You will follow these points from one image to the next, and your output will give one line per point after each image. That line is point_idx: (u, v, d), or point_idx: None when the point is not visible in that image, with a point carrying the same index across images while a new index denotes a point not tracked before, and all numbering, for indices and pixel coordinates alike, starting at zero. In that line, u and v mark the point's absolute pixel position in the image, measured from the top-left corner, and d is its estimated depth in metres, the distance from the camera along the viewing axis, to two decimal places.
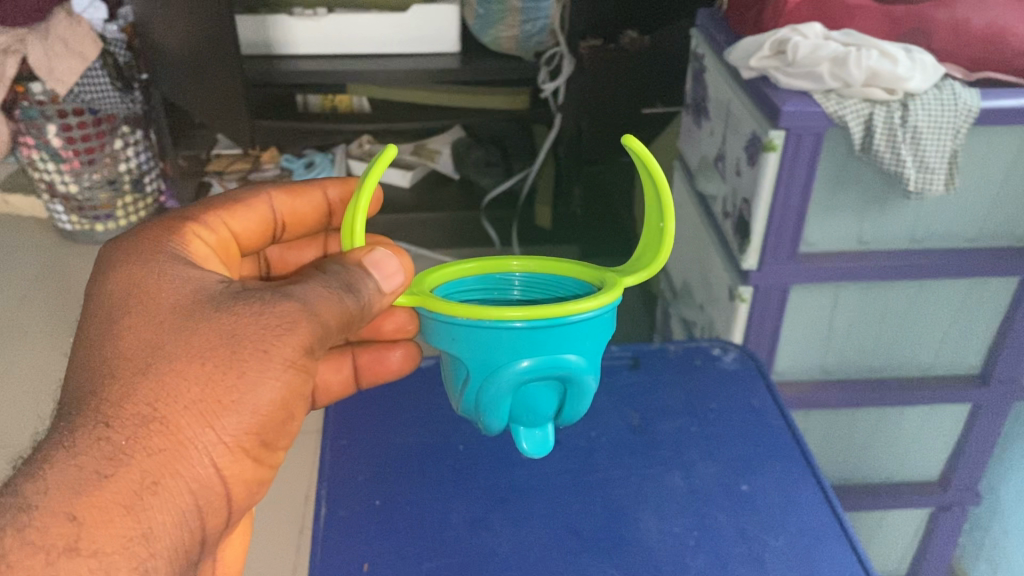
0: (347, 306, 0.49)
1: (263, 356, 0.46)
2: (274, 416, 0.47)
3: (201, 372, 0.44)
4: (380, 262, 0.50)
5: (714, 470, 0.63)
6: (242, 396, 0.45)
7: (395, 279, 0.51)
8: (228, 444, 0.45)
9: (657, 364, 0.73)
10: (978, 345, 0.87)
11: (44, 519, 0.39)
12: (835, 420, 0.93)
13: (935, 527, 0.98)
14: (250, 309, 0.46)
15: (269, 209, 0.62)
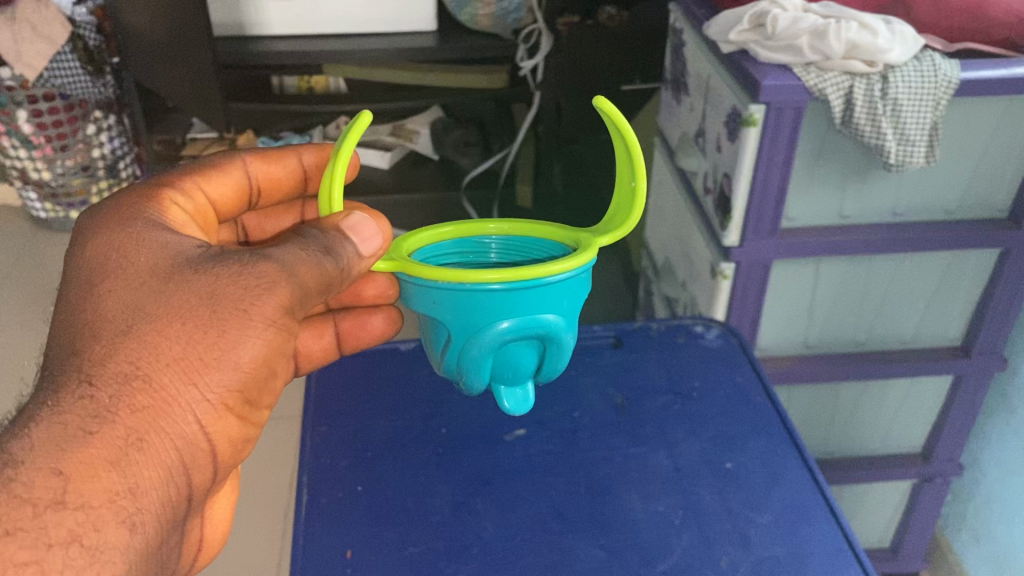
0: (328, 268, 0.48)
1: (245, 313, 0.45)
2: (255, 373, 0.46)
3: (184, 329, 0.43)
4: (360, 228, 0.49)
5: (698, 447, 0.62)
6: (225, 353, 0.45)
7: (373, 245, 0.50)
8: (213, 401, 0.44)
9: (640, 342, 0.73)
10: (959, 316, 0.87)
11: (29, 473, 0.37)
12: (816, 394, 0.93)
13: (919, 497, 0.99)
14: (230, 270, 0.46)
15: (242, 174, 0.61)
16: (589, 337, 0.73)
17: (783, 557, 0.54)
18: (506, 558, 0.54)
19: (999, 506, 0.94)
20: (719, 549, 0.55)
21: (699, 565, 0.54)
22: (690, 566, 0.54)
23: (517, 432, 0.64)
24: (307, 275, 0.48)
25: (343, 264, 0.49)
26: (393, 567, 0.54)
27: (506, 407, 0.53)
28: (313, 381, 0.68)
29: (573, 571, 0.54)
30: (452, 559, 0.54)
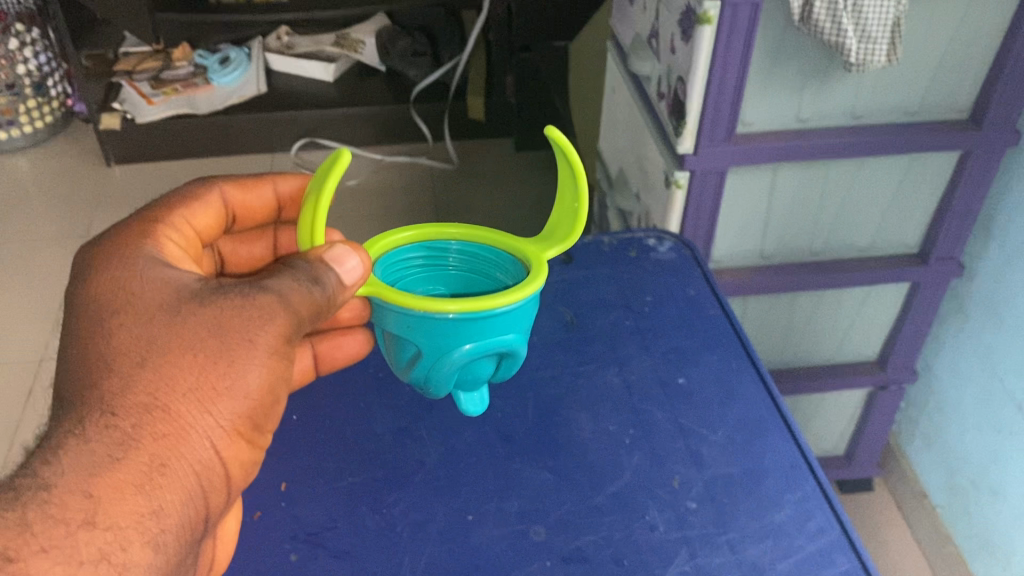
0: (329, 298, 0.43)
1: (252, 339, 0.40)
2: (262, 403, 0.41)
3: (191, 358, 0.39)
4: (340, 260, 0.43)
5: (650, 364, 0.60)
6: (233, 382, 0.39)
7: (353, 279, 0.43)
8: (224, 428, 0.39)
9: (591, 258, 0.69)
10: (917, 223, 0.85)
11: (59, 495, 0.34)
12: (772, 305, 0.91)
13: (874, 405, 0.99)
14: (231, 300, 0.41)
15: (220, 197, 0.53)
16: None
17: (737, 476, 0.52)
18: (450, 485, 0.52)
19: (951, 410, 0.94)
20: (670, 469, 0.52)
21: (650, 485, 0.52)
22: (642, 485, 0.52)
23: None
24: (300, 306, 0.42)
25: (330, 294, 0.42)
26: (333, 502, 0.51)
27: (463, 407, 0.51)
28: None
29: (520, 496, 0.51)
30: (393, 489, 0.52)
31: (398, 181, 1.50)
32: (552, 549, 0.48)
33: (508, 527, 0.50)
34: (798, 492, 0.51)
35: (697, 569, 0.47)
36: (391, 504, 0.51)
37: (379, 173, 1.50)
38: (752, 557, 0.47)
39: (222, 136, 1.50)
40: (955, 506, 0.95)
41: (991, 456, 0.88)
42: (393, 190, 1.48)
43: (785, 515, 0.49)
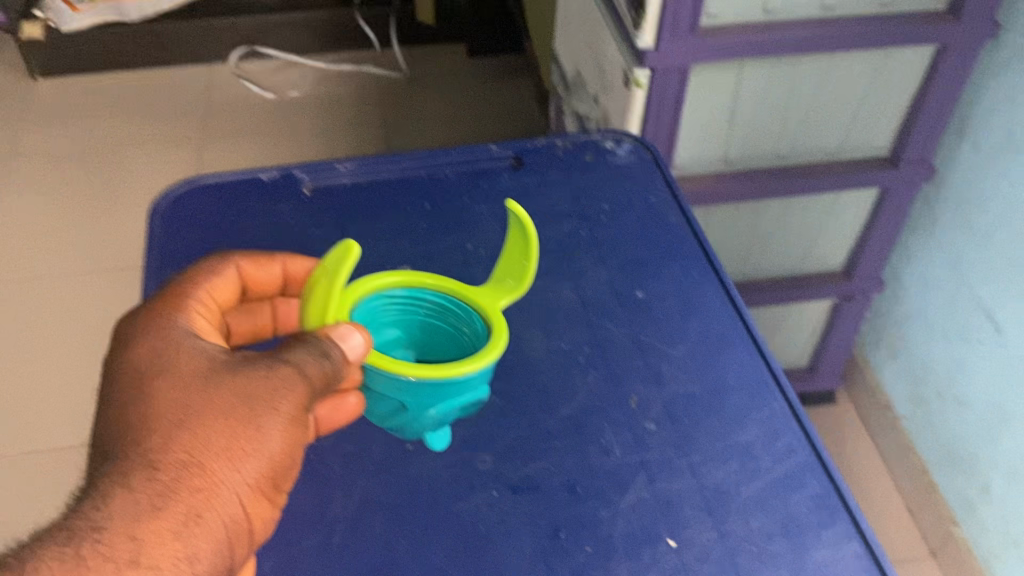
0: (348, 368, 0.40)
1: (280, 399, 0.37)
2: (288, 468, 0.38)
3: (220, 418, 0.36)
4: (348, 335, 0.40)
5: (607, 277, 0.54)
6: (261, 444, 0.36)
7: (359, 355, 0.40)
8: (253, 489, 0.36)
9: (543, 163, 0.61)
10: (888, 125, 0.80)
11: (109, 540, 0.32)
12: (736, 214, 0.86)
13: (839, 316, 0.96)
14: (259, 364, 0.38)
15: (238, 273, 0.45)
16: (480, 156, 0.61)
17: (699, 395, 0.47)
18: None
19: (917, 320, 0.91)
20: (627, 388, 0.48)
21: (606, 407, 0.47)
22: (597, 407, 0.47)
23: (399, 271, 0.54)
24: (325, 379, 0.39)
25: (339, 368, 0.39)
26: None
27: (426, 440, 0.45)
28: (155, 216, 0.56)
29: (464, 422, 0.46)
30: None
31: (346, 93, 1.42)
32: (498, 478, 0.44)
33: (451, 456, 0.45)
34: (765, 411, 0.47)
35: (655, 495, 0.43)
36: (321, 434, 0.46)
37: (324, 83, 1.44)
38: (714, 481, 0.44)
39: (159, 48, 1.43)
40: (920, 416, 0.93)
41: (958, 365, 0.85)
42: (341, 103, 1.40)
43: (750, 435, 0.45)
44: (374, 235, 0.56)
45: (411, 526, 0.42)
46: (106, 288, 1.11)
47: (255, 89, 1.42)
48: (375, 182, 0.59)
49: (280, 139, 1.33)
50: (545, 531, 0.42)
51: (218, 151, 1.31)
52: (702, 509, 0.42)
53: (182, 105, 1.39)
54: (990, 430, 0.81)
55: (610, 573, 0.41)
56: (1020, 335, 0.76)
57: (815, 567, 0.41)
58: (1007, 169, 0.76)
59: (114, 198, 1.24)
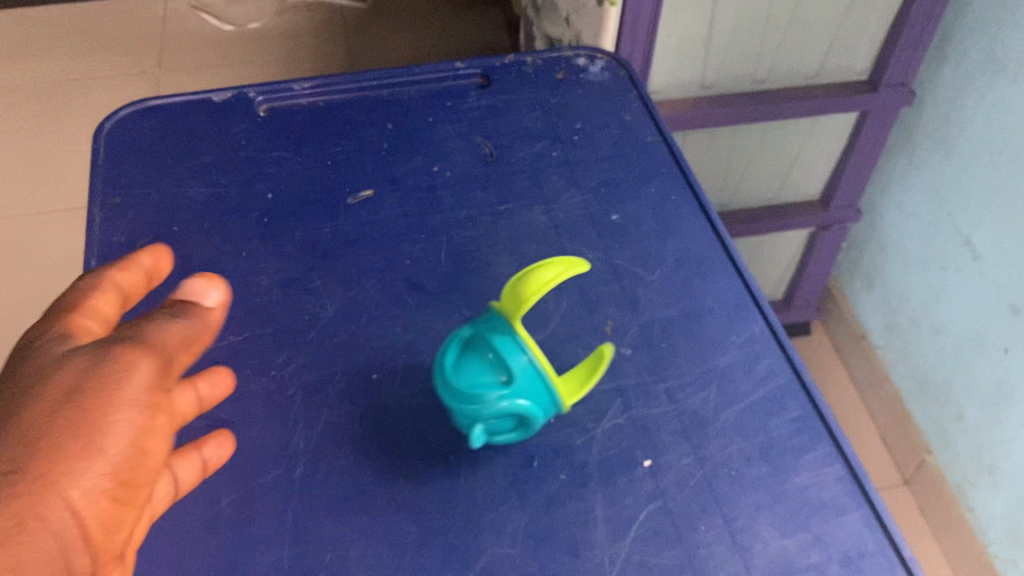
0: (196, 335, 0.32)
1: (119, 379, 0.28)
2: (147, 466, 0.28)
3: (40, 420, 0.26)
4: (201, 293, 0.34)
5: (580, 199, 0.52)
6: (103, 437, 0.26)
7: (213, 316, 0.33)
8: (98, 495, 0.26)
9: (511, 81, 0.58)
10: (868, 46, 0.77)
11: None
12: (713, 141, 0.84)
13: (816, 245, 0.95)
14: (81, 355, 0.28)
15: (142, 275, 0.33)
16: (445, 73, 0.58)
17: (677, 317, 0.46)
18: (350, 340, 0.44)
19: (894, 249, 0.90)
20: (602, 313, 0.46)
21: (580, 332, 0.45)
22: (572, 333, 0.45)
23: (361, 195, 0.51)
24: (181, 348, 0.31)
25: (201, 330, 0.32)
26: (208, 368, 0.42)
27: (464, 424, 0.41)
28: (101, 138, 0.53)
29: (432, 350, 0.44)
30: (286, 347, 0.44)
31: (310, 23, 1.37)
32: None
33: (418, 385, 0.43)
34: (744, 334, 0.45)
35: (631, 421, 0.41)
36: (281, 364, 0.43)
37: (287, 13, 1.38)
38: (693, 406, 0.42)
39: None
40: (895, 345, 0.93)
41: (935, 293, 0.85)
42: (305, 35, 1.34)
43: (730, 359, 0.44)
44: (335, 158, 0.53)
45: (377, 457, 0.40)
46: (61, 226, 1.07)
47: (214, 21, 1.36)
48: (336, 102, 0.56)
49: (240, 71, 1.28)
50: (516, 458, 0.40)
51: (175, 83, 1.25)
52: (680, 435, 0.41)
53: (138, 37, 1.33)
54: (966, 357, 0.81)
55: (585, 500, 0.39)
56: (998, 259, 0.75)
57: (798, 489, 0.39)
58: (988, 91, 0.74)
59: (67, 133, 1.19)
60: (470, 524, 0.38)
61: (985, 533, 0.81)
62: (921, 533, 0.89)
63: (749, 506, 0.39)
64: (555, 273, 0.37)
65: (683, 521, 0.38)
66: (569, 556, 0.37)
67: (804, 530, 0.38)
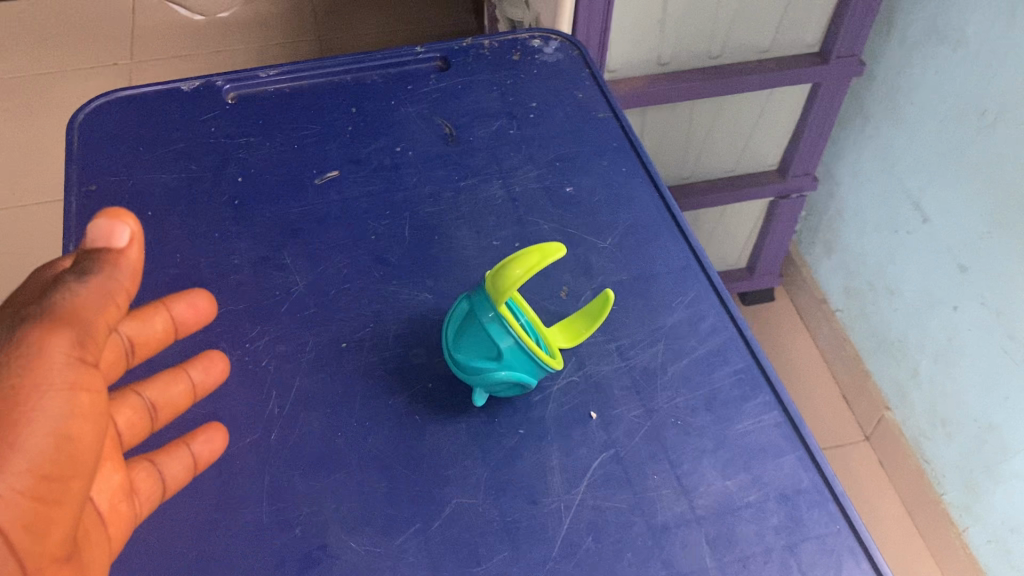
0: (114, 288, 0.29)
1: (28, 372, 0.28)
2: (76, 446, 0.29)
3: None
4: (109, 233, 0.29)
5: (536, 173, 0.54)
6: (17, 437, 0.28)
7: (129, 259, 0.29)
8: (15, 497, 0.28)
9: (469, 63, 0.61)
10: (817, 19, 0.80)
11: None
12: (672, 115, 0.86)
13: (776, 213, 0.98)
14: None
15: (168, 322, 0.36)
16: (405, 57, 0.60)
17: (628, 281, 0.49)
18: (319, 312, 0.47)
19: (850, 215, 0.94)
20: (558, 279, 0.49)
21: (537, 298, 0.48)
22: (530, 300, 0.48)
23: (328, 175, 0.53)
24: (89, 312, 0.29)
25: (108, 284, 0.29)
26: (184, 343, 0.45)
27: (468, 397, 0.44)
28: (74, 128, 0.55)
29: (397, 319, 0.47)
30: (258, 321, 0.46)
31: (278, 11, 1.38)
32: (432, 371, 0.45)
33: (385, 352, 0.45)
34: (691, 294, 0.48)
35: (585, 378, 0.44)
36: (254, 337, 0.45)
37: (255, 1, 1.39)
38: (642, 362, 0.45)
39: None
40: (854, 307, 0.96)
41: (889, 255, 0.88)
42: (274, 22, 1.36)
43: (676, 318, 0.47)
44: (301, 141, 0.55)
45: (348, 419, 0.43)
46: (37, 218, 1.09)
47: (182, 11, 1.37)
48: (300, 87, 0.58)
49: (211, 59, 1.29)
50: (477, 417, 0.43)
51: (146, 74, 1.26)
52: (631, 389, 0.44)
53: (107, 29, 1.34)
54: (918, 316, 0.85)
55: (542, 452, 0.42)
56: (945, 222, 0.79)
57: (738, 435, 0.42)
58: (932, 59, 0.77)
59: (41, 126, 1.20)
60: (436, 477, 0.41)
61: (941, 483, 0.85)
62: (881, 486, 0.93)
63: (694, 452, 0.42)
64: (520, 273, 0.40)
65: (634, 467, 0.41)
66: (528, 502, 0.40)
67: (744, 472, 0.41)
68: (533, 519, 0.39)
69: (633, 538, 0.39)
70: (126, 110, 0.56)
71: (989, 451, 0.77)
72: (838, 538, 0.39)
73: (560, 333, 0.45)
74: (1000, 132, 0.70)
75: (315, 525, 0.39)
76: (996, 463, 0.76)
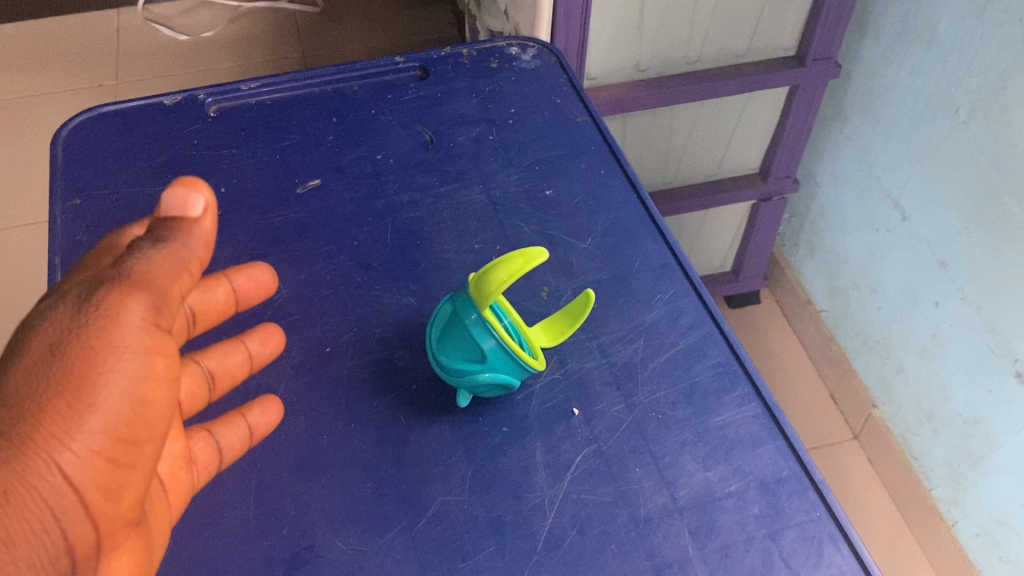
0: (188, 256, 0.32)
1: (106, 334, 0.30)
2: (148, 410, 0.31)
3: (29, 376, 0.29)
4: (185, 201, 0.32)
5: (515, 178, 0.55)
6: (95, 397, 0.29)
7: (202, 227, 0.32)
8: (91, 456, 0.29)
9: (448, 72, 0.62)
10: (792, 23, 0.81)
11: None
12: (652, 121, 0.87)
13: (758, 216, 0.99)
14: (69, 302, 0.30)
15: (229, 292, 0.40)
16: (384, 68, 0.61)
17: (607, 280, 0.49)
18: (302, 319, 0.47)
19: (832, 216, 0.95)
20: (538, 280, 0.49)
21: (518, 299, 0.49)
22: (511, 300, 0.48)
23: (310, 184, 0.54)
24: (163, 277, 0.31)
25: (184, 253, 0.32)
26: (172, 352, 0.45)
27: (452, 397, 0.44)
28: (58, 144, 0.55)
29: (381, 324, 0.47)
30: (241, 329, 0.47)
31: (263, 30, 1.39)
32: (416, 372, 0.45)
33: (368, 355, 0.46)
34: (669, 291, 0.49)
35: (567, 376, 0.45)
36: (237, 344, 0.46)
37: (238, 21, 1.40)
38: (623, 358, 0.46)
39: None
40: (839, 306, 0.97)
41: (871, 253, 0.89)
42: (257, 40, 1.37)
43: (655, 315, 0.48)
44: (283, 151, 0.56)
45: (333, 421, 0.43)
46: (26, 240, 1.09)
47: (167, 32, 1.38)
48: (281, 99, 0.59)
49: (195, 78, 1.30)
50: (461, 416, 0.43)
51: (132, 95, 1.27)
52: (611, 385, 0.44)
53: (93, 51, 1.35)
54: (901, 313, 0.85)
55: (526, 448, 0.42)
56: (924, 218, 0.80)
57: (718, 427, 0.43)
58: (906, 59, 0.78)
59: (26, 148, 1.20)
60: (421, 476, 0.41)
61: (929, 479, 0.86)
62: (871, 482, 0.94)
63: (675, 444, 0.42)
64: (503, 277, 0.40)
65: (616, 461, 0.42)
66: (512, 498, 0.40)
67: (724, 463, 0.42)
68: (518, 513, 0.40)
69: (617, 530, 0.39)
70: (108, 125, 0.57)
71: (974, 444, 0.78)
72: (818, 525, 0.40)
73: (542, 333, 0.45)
74: (974, 128, 0.71)
75: (302, 525, 0.39)
76: (982, 455, 0.77)
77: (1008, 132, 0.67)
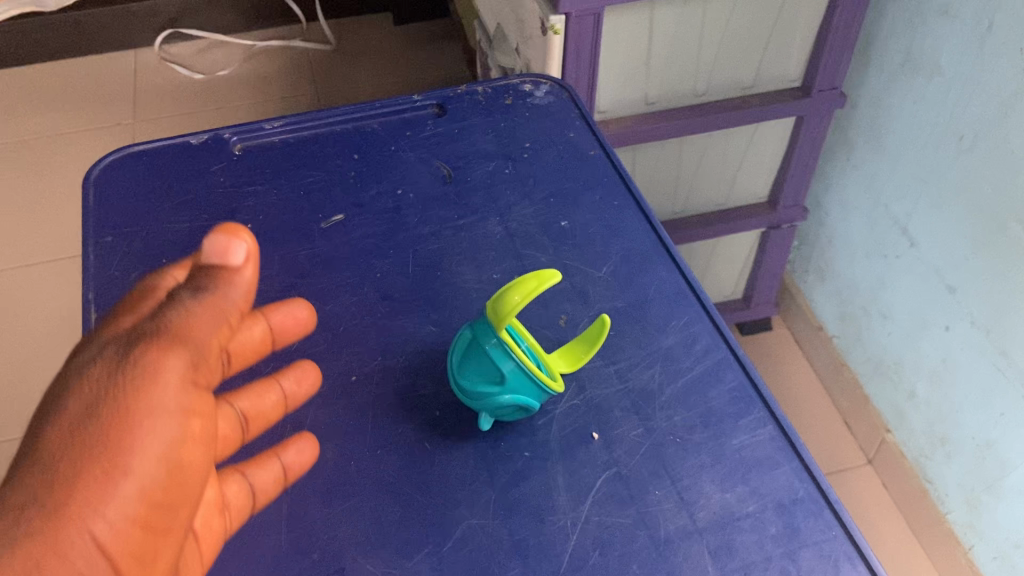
0: (229, 308, 0.31)
1: (142, 396, 0.29)
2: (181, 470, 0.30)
3: (63, 442, 0.28)
4: (227, 250, 0.30)
5: (531, 210, 0.56)
6: (128, 463, 0.28)
7: (246, 277, 0.30)
8: (126, 525, 0.28)
9: (464, 108, 0.64)
10: (798, 54, 0.82)
11: None
12: (662, 152, 0.89)
13: (768, 243, 1.00)
14: (104, 361, 0.29)
15: (266, 330, 0.40)
16: (402, 106, 0.63)
17: (623, 308, 0.51)
18: (329, 348, 0.49)
19: (841, 243, 0.96)
20: (556, 308, 0.51)
21: (537, 326, 0.50)
22: (530, 329, 0.50)
23: (333, 219, 0.56)
24: (203, 334, 0.30)
25: (226, 305, 0.30)
26: None
27: (473, 424, 0.45)
28: (90, 182, 0.57)
29: (404, 353, 0.49)
30: (271, 358, 0.48)
31: (277, 67, 1.43)
32: (439, 400, 0.46)
33: (393, 384, 0.47)
34: (684, 318, 0.50)
35: (587, 403, 0.46)
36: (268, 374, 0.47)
37: (252, 59, 1.44)
38: (641, 384, 0.47)
39: (78, 36, 1.42)
40: (850, 331, 0.98)
41: (881, 279, 0.90)
42: (271, 77, 1.40)
43: (671, 341, 0.49)
44: (307, 188, 0.58)
45: (360, 449, 0.44)
46: (52, 275, 1.12)
47: (183, 71, 1.41)
48: (304, 137, 0.61)
49: (213, 115, 1.33)
50: (484, 441, 0.45)
51: (152, 133, 1.30)
52: (630, 410, 0.46)
53: (112, 91, 1.38)
54: (912, 338, 0.86)
55: (548, 474, 0.43)
56: (932, 243, 0.81)
57: (735, 450, 0.44)
58: (910, 89, 0.80)
59: (50, 186, 1.23)
60: (447, 500, 0.42)
61: (944, 502, 0.86)
62: (886, 506, 0.94)
63: (693, 467, 0.43)
64: (518, 299, 0.42)
65: (636, 484, 0.43)
66: (536, 521, 0.42)
67: (742, 484, 0.43)
68: (541, 537, 0.41)
69: (638, 551, 0.40)
70: (137, 165, 0.59)
71: (988, 467, 0.78)
72: (835, 544, 0.41)
73: (561, 359, 0.46)
74: (979, 155, 0.73)
75: (331, 550, 0.41)
76: (997, 479, 0.77)
77: (1013, 158, 0.69)
